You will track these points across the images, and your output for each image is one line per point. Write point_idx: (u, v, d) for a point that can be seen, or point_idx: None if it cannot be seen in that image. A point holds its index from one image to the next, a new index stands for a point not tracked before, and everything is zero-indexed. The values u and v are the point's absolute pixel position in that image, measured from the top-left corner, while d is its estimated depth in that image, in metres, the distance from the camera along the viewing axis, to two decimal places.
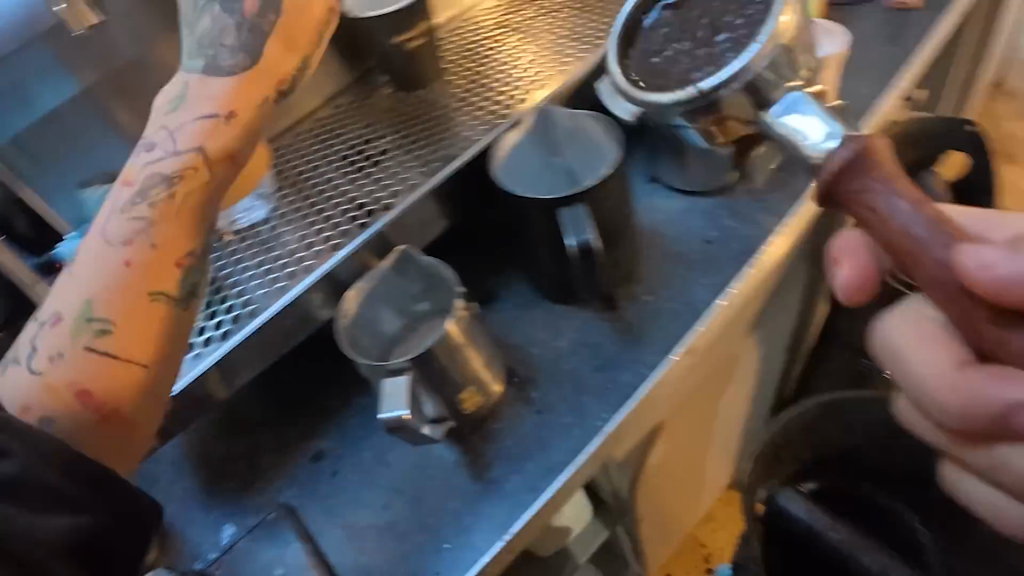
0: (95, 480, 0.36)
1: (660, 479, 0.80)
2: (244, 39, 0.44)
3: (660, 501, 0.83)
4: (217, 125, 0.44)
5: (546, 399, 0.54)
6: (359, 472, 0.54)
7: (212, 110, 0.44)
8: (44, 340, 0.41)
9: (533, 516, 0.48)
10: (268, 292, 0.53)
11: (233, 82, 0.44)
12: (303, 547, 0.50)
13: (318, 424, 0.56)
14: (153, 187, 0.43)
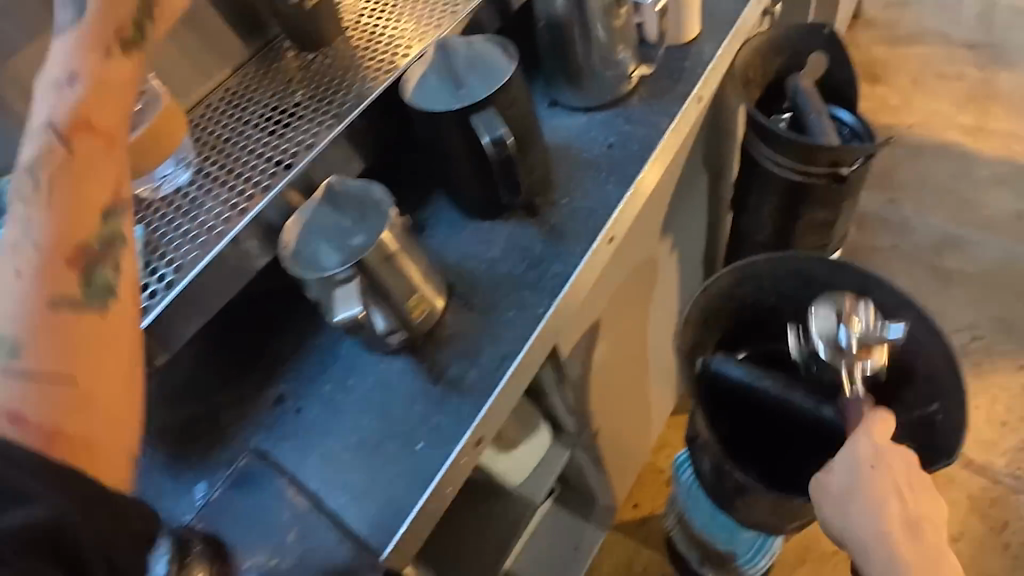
0: (94, 509, 0.31)
1: (607, 383, 0.87)
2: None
3: (608, 405, 0.91)
4: (64, 87, 0.36)
5: (488, 301, 0.58)
6: (321, 403, 0.57)
7: (68, 70, 0.37)
8: None
9: (495, 400, 0.52)
10: (202, 243, 0.57)
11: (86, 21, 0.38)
12: (282, 480, 0.53)
13: (284, 365, 0.61)
14: (24, 179, 0.35)
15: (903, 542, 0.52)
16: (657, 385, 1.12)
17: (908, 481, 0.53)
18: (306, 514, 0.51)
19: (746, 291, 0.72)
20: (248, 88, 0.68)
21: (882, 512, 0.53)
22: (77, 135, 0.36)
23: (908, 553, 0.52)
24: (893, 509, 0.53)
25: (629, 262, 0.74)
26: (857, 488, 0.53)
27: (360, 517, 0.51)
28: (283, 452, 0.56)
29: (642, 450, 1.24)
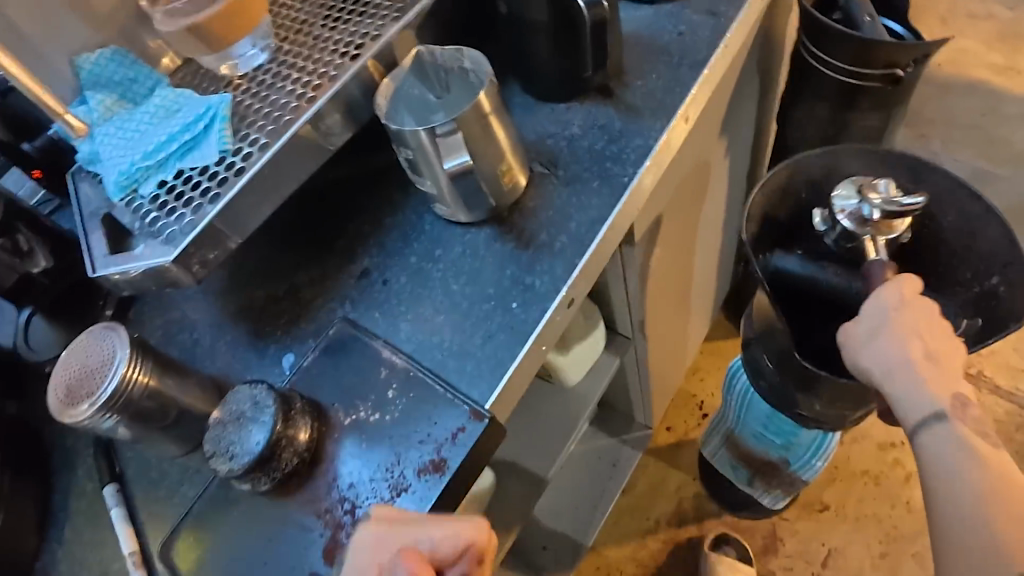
0: None
1: (663, 287, 0.88)
2: None
3: (661, 313, 0.93)
4: None
5: (572, 174, 0.59)
6: (407, 274, 0.58)
7: None
8: None
9: (588, 259, 0.53)
10: (277, 127, 0.58)
11: None
12: (377, 343, 0.54)
13: (366, 242, 0.62)
14: None
15: (936, 376, 0.50)
16: (698, 304, 1.13)
17: (930, 323, 0.51)
18: (404, 372, 0.52)
19: (800, 187, 0.74)
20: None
21: (908, 348, 0.51)
22: None
23: (927, 377, 0.50)
24: (918, 342, 0.51)
25: (693, 154, 0.74)
26: (884, 326, 0.52)
27: (458, 370, 0.51)
28: (373, 320, 0.57)
29: (677, 374, 1.25)
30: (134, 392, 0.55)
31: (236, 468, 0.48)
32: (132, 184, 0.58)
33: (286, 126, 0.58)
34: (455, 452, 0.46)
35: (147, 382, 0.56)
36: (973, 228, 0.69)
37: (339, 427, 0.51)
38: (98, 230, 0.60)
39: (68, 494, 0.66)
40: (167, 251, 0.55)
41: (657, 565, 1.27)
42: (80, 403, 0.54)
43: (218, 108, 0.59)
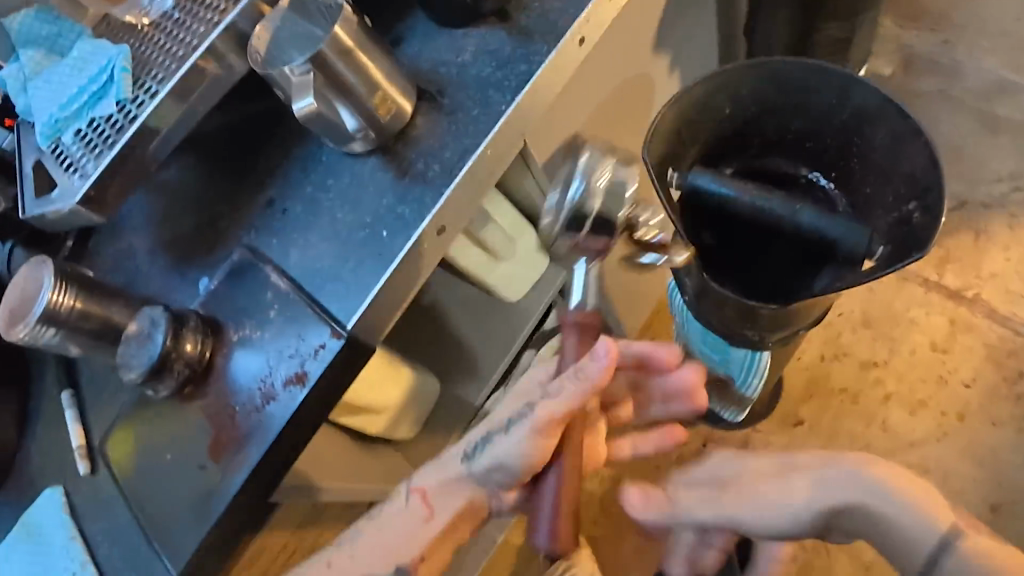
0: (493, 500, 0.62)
1: None
2: (549, 393, 0.57)
3: (611, 240, 0.92)
4: (537, 417, 0.56)
5: (455, 104, 0.59)
6: (303, 203, 0.62)
7: (525, 444, 0.56)
8: (485, 454, 0.60)
9: (453, 189, 0.55)
10: (168, 75, 0.60)
11: (532, 440, 0.56)
12: (268, 268, 0.58)
13: (272, 171, 0.65)
14: (497, 439, 0.59)
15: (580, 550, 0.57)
16: None
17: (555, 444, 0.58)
18: (285, 294, 0.56)
19: (724, 103, 0.70)
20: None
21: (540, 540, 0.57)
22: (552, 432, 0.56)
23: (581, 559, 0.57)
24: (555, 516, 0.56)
25: (610, 77, 0.73)
26: (543, 505, 0.57)
27: (330, 295, 0.55)
28: (270, 247, 0.61)
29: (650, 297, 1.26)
30: (64, 315, 0.62)
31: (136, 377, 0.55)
32: (54, 133, 0.63)
33: (175, 73, 0.60)
34: (314, 366, 0.52)
35: (74, 304, 0.62)
36: (900, 151, 0.66)
37: (229, 344, 0.57)
38: (30, 177, 0.65)
39: (36, 401, 0.75)
40: (73, 195, 0.60)
41: (629, 467, 1.29)
42: (18, 324, 0.62)
43: (118, 59, 0.61)
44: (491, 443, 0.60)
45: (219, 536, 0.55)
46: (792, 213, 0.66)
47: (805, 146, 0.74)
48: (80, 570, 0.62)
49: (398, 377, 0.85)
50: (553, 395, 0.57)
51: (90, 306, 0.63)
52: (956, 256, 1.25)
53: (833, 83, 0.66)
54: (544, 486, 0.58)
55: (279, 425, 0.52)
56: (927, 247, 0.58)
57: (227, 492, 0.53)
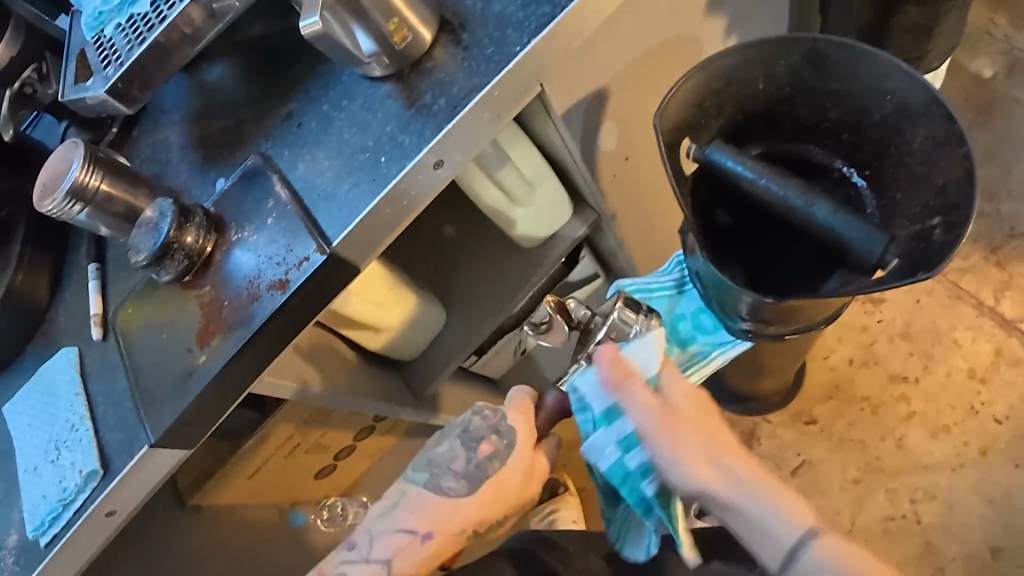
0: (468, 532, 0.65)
1: (637, 175, 0.86)
2: (467, 471, 0.63)
3: (638, 202, 0.91)
4: (414, 540, 0.63)
5: (471, 38, 0.59)
6: (317, 121, 0.63)
7: (413, 528, 0.64)
8: (382, 531, 0.64)
9: (452, 126, 0.55)
10: None
11: (454, 507, 0.63)
12: (273, 178, 0.61)
13: (296, 84, 0.67)
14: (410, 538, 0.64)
15: (420, 547, 0.64)
16: None
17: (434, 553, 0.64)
18: (284, 204, 0.58)
19: (758, 78, 0.67)
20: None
21: (422, 530, 0.63)
22: (435, 541, 0.64)
23: (399, 552, 0.63)
24: (400, 540, 0.64)
25: (651, 35, 0.70)
26: (392, 528, 0.64)
27: (325, 209, 0.57)
28: (281, 157, 0.63)
29: None
30: (91, 193, 0.66)
31: (137, 256, 0.59)
32: (99, 25, 0.66)
33: None
34: (297, 274, 0.55)
35: (96, 184, 0.66)
36: (937, 159, 0.63)
37: (228, 241, 0.60)
38: (72, 61, 0.69)
39: (71, 269, 0.81)
40: (103, 82, 0.64)
41: None
42: (47, 197, 0.65)
43: None
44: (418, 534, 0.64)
45: (200, 408, 0.60)
46: (806, 204, 0.63)
47: (842, 138, 0.71)
48: (79, 424, 0.67)
49: (400, 298, 0.86)
50: (472, 469, 0.63)
51: (118, 190, 0.67)
52: (1019, 283, 1.18)
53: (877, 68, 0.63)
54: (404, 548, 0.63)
55: (264, 317, 0.56)
56: (944, 261, 0.57)
57: (212, 370, 0.58)
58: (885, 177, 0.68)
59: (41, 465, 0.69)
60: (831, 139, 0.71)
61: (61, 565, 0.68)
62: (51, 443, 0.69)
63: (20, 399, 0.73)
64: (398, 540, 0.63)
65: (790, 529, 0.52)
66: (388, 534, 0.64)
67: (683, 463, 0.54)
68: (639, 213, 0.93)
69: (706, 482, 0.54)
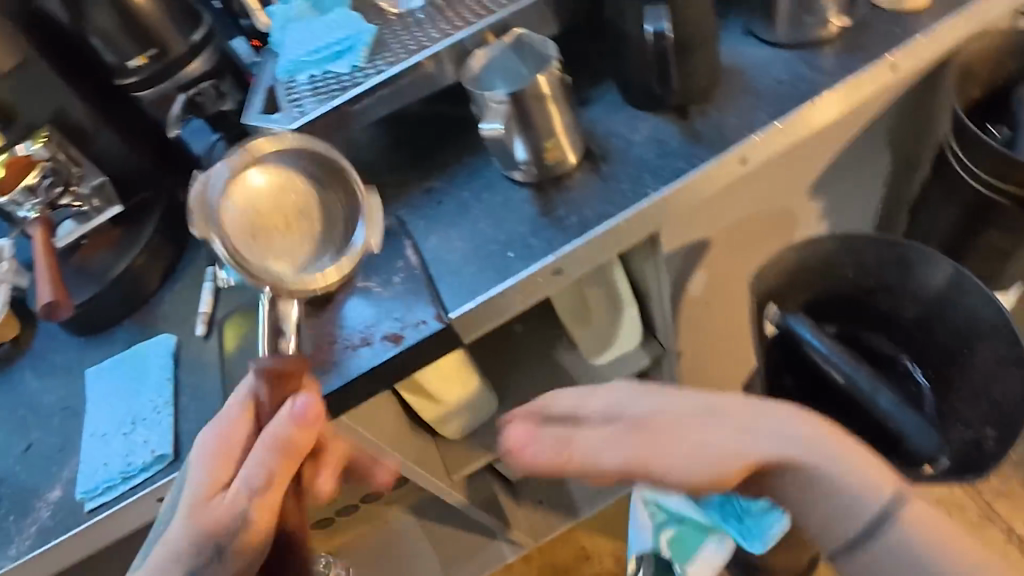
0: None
1: (710, 321, 0.92)
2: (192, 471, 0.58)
3: (704, 345, 0.96)
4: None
5: (612, 171, 0.67)
6: (456, 204, 0.71)
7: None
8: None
9: (579, 243, 0.63)
10: (397, 61, 0.71)
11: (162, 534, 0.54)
12: (407, 243, 0.68)
13: (442, 166, 0.75)
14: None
15: None
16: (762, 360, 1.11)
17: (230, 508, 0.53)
18: (413, 268, 0.66)
19: (847, 265, 0.73)
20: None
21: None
22: None
23: None
24: None
25: (760, 204, 0.78)
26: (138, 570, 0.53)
27: (449, 282, 0.64)
28: (415, 227, 0.70)
29: None
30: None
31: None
32: (293, 71, 0.74)
33: (403, 62, 0.71)
34: (410, 334, 0.61)
35: None
36: (1001, 378, 0.67)
37: (353, 286, 0.66)
38: (260, 94, 0.75)
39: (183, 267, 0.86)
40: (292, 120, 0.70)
41: None
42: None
43: (364, 36, 0.74)
44: None
45: None
46: (871, 391, 0.67)
47: (914, 335, 0.75)
48: (164, 406, 0.70)
49: (464, 379, 0.91)
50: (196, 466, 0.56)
51: None
52: None
53: (960, 284, 0.68)
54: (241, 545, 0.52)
55: (359, 369, 0.61)
56: (988, 471, 0.62)
57: None
58: (950, 383, 0.72)
59: (111, 436, 0.70)
60: (905, 336, 0.76)
61: (93, 536, 0.69)
62: (125, 418, 0.71)
63: (102, 371, 0.75)
64: None
65: (737, 470, 0.53)
66: None
67: (557, 454, 0.54)
68: (703, 354, 0.97)
69: (636, 454, 0.53)
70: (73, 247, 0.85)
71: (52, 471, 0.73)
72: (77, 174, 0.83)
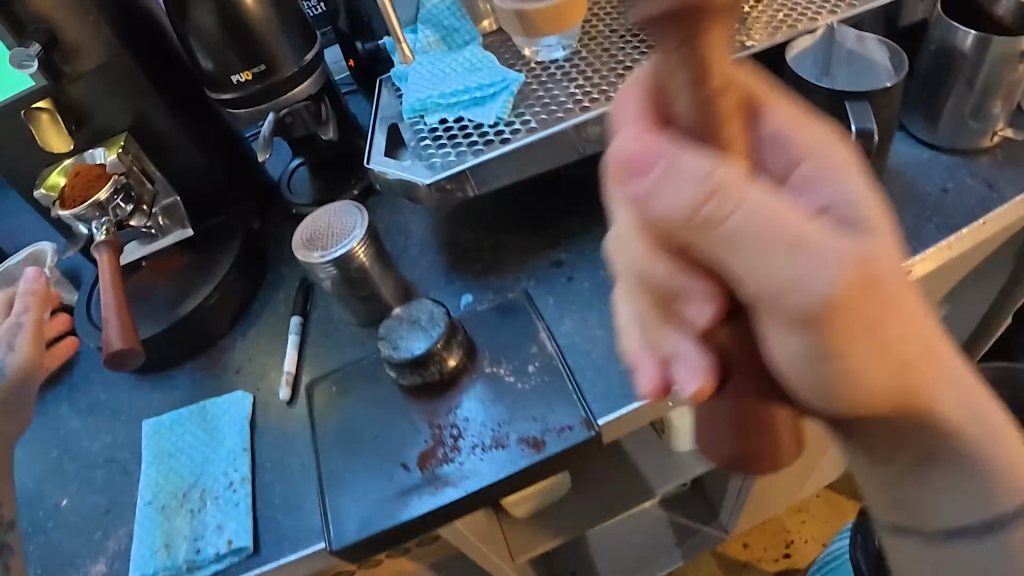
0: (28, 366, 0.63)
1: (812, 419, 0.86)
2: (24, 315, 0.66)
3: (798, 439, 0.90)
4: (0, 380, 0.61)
5: None
6: (592, 282, 0.64)
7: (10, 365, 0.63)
8: None
9: None
10: (548, 120, 0.62)
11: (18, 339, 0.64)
12: (538, 323, 0.61)
13: (573, 235, 0.68)
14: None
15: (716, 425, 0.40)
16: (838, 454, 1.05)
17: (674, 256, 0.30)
18: (551, 357, 0.59)
19: None
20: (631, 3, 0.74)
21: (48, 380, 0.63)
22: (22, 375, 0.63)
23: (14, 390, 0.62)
24: None
25: None
26: None
27: (591, 381, 0.58)
28: (545, 304, 0.63)
29: (779, 505, 1.17)
30: (353, 266, 0.62)
31: (401, 358, 0.56)
32: (421, 111, 0.65)
33: (555, 122, 0.62)
34: (555, 441, 0.54)
35: (365, 263, 0.62)
36: None
37: (479, 371, 0.59)
38: (380, 134, 0.66)
39: (259, 306, 0.73)
40: (425, 174, 0.60)
41: None
42: (313, 251, 0.61)
43: (511, 83, 0.64)
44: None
45: (384, 541, 0.54)
46: None
47: None
48: (239, 482, 0.59)
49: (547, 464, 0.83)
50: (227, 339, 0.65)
51: (372, 272, 0.64)
52: None
53: None
54: (675, 373, 0.36)
55: (488, 476, 0.54)
56: None
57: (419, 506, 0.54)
58: None
59: (172, 509, 0.59)
60: None
61: None
62: (191, 488, 0.60)
63: (161, 425, 0.65)
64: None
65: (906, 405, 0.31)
66: None
67: (809, 259, 0.26)
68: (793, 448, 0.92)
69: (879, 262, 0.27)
70: (132, 269, 0.73)
71: (93, 539, 0.62)
72: (151, 193, 0.71)
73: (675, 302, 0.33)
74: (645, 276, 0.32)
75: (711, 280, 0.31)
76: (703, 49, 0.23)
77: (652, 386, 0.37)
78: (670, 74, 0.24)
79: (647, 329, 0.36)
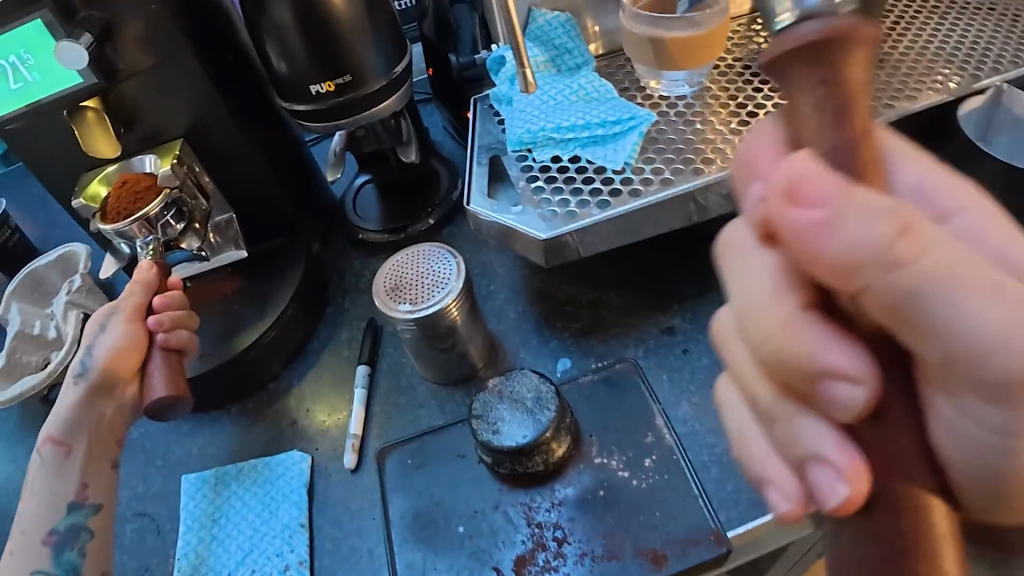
0: (112, 391, 0.49)
1: None
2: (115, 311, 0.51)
3: None
4: (81, 404, 0.49)
5: None
6: (713, 358, 0.56)
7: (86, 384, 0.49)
8: (56, 414, 0.49)
9: None
10: (683, 170, 0.53)
11: (106, 352, 0.49)
12: (654, 406, 0.53)
13: (688, 299, 0.59)
14: (71, 394, 0.49)
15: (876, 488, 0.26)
16: None
17: (810, 297, 0.25)
18: (670, 449, 0.51)
19: None
20: (753, 40, 0.65)
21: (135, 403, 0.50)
22: (106, 397, 0.49)
23: (89, 416, 0.49)
24: (61, 423, 0.48)
25: None
26: (53, 419, 0.49)
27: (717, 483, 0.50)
28: (658, 380, 0.55)
29: None
30: (444, 323, 0.53)
31: (505, 445, 0.47)
32: (530, 144, 0.56)
33: (691, 173, 0.53)
34: (680, 558, 0.46)
35: (457, 321, 0.53)
36: None
37: (586, 461, 0.51)
38: (481, 167, 0.57)
39: (317, 346, 0.65)
40: (537, 225, 0.52)
41: None
42: (399, 303, 0.52)
43: (640, 122, 0.55)
44: (72, 437, 0.48)
45: None
46: None
47: None
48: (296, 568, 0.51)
49: None
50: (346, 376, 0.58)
51: (463, 330, 0.55)
52: None
53: None
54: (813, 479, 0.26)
55: None
56: None
57: None
58: None
59: None
60: None
61: None
62: (237, 567, 0.52)
63: (204, 485, 0.56)
64: (62, 424, 0.48)
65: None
66: (66, 406, 0.49)
67: (1012, 308, 0.20)
68: None
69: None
70: None
71: None
72: (204, 209, 0.62)
73: (816, 369, 0.24)
74: (764, 334, 0.25)
75: (861, 342, 0.24)
76: (850, 92, 0.21)
77: (794, 499, 0.28)
78: (808, 111, 0.21)
79: (765, 401, 0.28)
